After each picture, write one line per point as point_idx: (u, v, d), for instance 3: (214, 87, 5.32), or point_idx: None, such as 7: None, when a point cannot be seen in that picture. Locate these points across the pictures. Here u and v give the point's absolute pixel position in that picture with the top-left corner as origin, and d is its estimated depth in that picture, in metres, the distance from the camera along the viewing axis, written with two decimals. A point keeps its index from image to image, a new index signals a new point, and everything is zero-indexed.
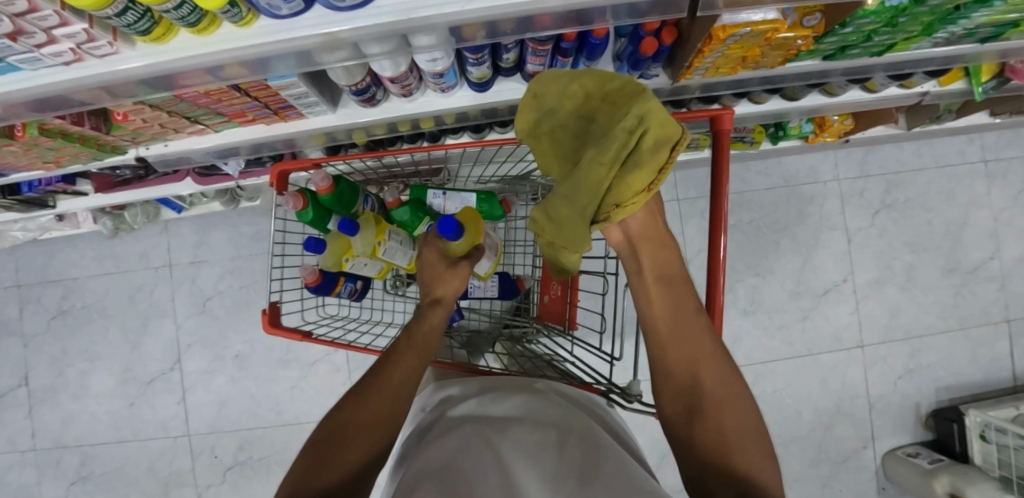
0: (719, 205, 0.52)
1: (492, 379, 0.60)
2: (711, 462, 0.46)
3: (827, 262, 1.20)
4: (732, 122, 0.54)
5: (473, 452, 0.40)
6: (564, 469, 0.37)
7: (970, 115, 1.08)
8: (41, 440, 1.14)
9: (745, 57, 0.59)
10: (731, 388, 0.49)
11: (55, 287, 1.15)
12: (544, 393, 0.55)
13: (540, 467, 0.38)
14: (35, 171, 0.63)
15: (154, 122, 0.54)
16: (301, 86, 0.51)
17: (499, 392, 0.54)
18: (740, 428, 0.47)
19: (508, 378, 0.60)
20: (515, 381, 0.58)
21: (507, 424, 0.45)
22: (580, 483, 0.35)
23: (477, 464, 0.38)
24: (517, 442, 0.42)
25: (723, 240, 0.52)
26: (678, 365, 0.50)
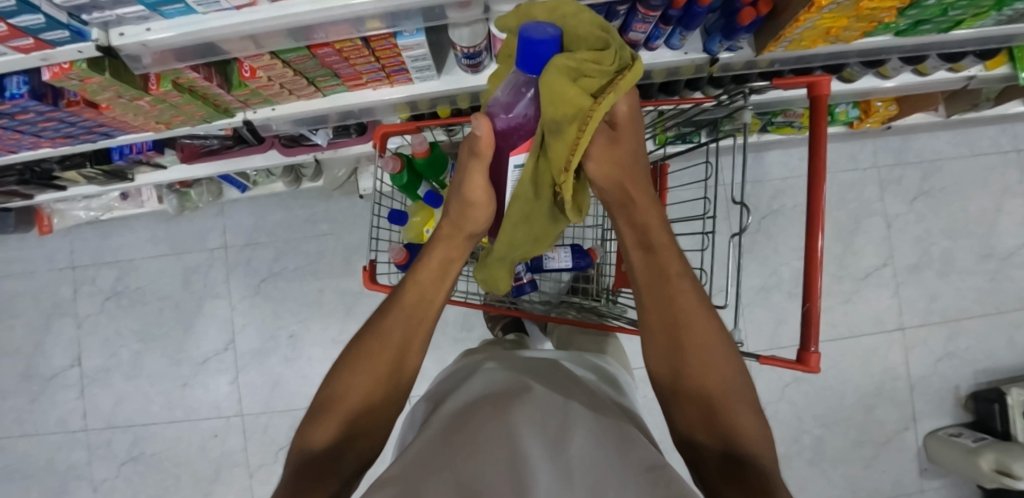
0: (817, 176, 0.53)
1: (511, 355, 0.58)
2: (699, 423, 0.40)
3: (868, 247, 1.23)
4: (830, 88, 0.56)
5: (476, 410, 0.41)
6: (570, 440, 0.35)
7: (1006, 104, 1.13)
8: (92, 420, 1.15)
9: (831, 29, 0.62)
10: (711, 328, 0.44)
11: (110, 268, 1.16)
12: (547, 363, 0.56)
13: (540, 429, 0.36)
14: (141, 134, 0.65)
15: (276, 82, 0.56)
16: (424, 48, 0.54)
17: (514, 366, 0.53)
18: (723, 377, 0.42)
19: (522, 355, 0.58)
20: (530, 358, 0.56)
21: (507, 389, 0.44)
22: (577, 453, 0.33)
23: (475, 429, 0.36)
24: (522, 405, 0.40)
25: (820, 235, 0.52)
26: (669, 319, 0.45)
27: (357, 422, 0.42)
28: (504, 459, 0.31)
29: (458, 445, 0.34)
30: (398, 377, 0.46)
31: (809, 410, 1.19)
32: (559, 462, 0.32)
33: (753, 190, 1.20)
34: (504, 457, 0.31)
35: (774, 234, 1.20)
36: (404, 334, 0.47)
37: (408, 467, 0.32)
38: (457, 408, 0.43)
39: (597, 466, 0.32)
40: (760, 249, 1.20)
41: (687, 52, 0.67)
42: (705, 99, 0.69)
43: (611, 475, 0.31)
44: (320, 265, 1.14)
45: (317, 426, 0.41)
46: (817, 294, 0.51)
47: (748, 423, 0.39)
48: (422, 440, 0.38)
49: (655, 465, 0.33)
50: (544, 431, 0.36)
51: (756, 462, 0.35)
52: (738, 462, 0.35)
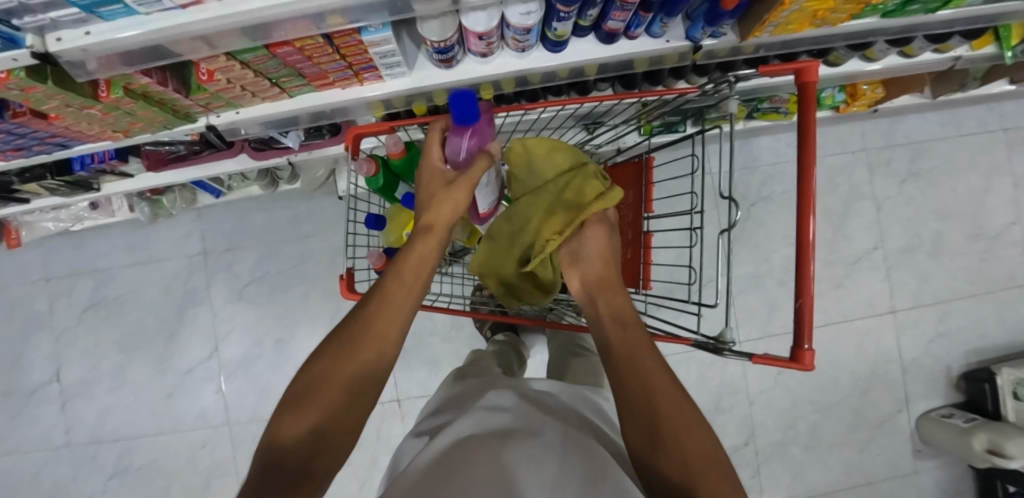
0: (807, 166, 0.51)
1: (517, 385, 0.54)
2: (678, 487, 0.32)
3: (858, 230, 1.22)
4: (817, 74, 0.53)
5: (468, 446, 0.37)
6: (565, 480, 0.32)
7: (993, 83, 1.12)
8: (76, 435, 1.12)
9: (817, 11, 0.59)
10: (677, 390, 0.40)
11: (86, 278, 1.12)
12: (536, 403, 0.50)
13: (536, 467, 0.33)
14: (99, 142, 0.62)
15: (236, 84, 0.53)
16: (391, 43, 0.51)
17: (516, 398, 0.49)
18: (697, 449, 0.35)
19: (525, 387, 0.54)
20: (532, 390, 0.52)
21: (507, 430, 0.40)
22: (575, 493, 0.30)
23: (471, 462, 0.33)
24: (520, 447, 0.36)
25: (812, 233, 0.50)
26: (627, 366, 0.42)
27: (318, 437, 0.35)
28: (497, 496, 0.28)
29: (450, 476, 0.31)
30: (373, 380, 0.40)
31: (802, 396, 1.19)
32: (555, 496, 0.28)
33: (742, 177, 1.19)
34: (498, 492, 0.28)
35: (764, 221, 1.19)
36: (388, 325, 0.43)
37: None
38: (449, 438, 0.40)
39: None
40: (751, 236, 1.19)
41: (669, 39, 0.65)
42: (689, 89, 0.66)
43: None
44: (303, 268, 1.11)
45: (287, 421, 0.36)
46: (810, 288, 0.49)
47: None
48: (405, 473, 0.35)
49: None
50: (505, 489, 0.29)
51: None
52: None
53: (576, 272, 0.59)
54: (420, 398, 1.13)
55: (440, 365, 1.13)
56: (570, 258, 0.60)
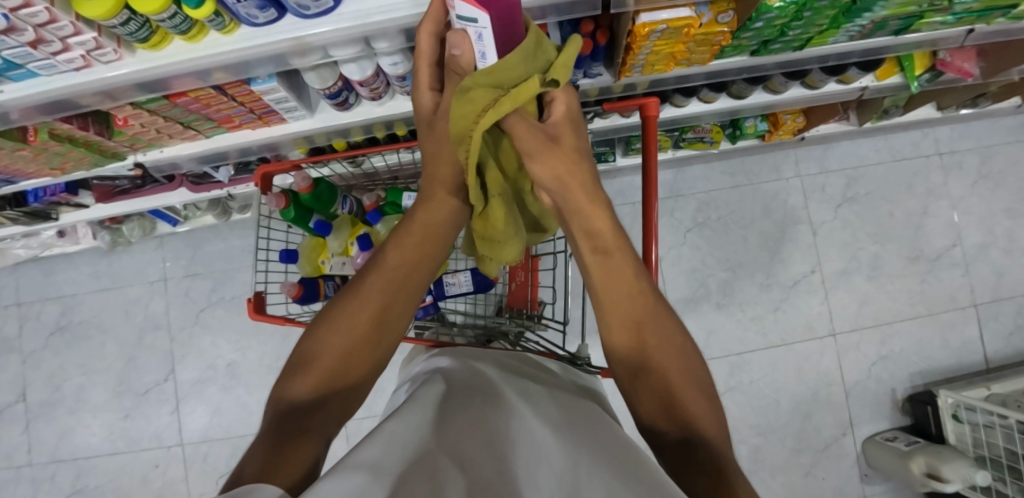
0: (650, 180, 0.56)
1: (474, 354, 0.63)
2: (677, 401, 0.47)
3: (794, 255, 1.26)
4: (658, 109, 0.59)
5: (463, 404, 0.46)
6: (548, 423, 0.44)
7: (917, 109, 1.17)
8: (37, 454, 1.17)
9: (674, 54, 0.65)
10: (667, 325, 0.52)
11: (55, 303, 1.19)
12: (519, 360, 0.63)
13: (528, 424, 0.43)
14: (43, 179, 0.70)
15: (150, 127, 0.61)
16: (281, 91, 0.58)
17: (502, 368, 0.59)
18: (681, 370, 0.49)
19: (501, 356, 0.63)
20: (516, 357, 0.64)
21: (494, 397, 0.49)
22: (555, 433, 0.41)
23: (491, 429, 0.41)
24: (531, 407, 0.47)
25: (655, 248, 0.58)
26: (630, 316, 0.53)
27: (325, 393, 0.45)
28: (493, 444, 0.39)
29: (452, 429, 0.40)
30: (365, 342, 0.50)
31: (745, 419, 1.20)
32: (541, 441, 0.39)
33: (677, 204, 1.26)
34: (486, 443, 0.38)
35: (700, 246, 1.25)
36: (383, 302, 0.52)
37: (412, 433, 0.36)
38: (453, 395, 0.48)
39: (577, 441, 0.40)
40: (687, 261, 1.25)
41: None
42: None
43: (584, 446, 0.39)
44: None
45: (290, 393, 0.45)
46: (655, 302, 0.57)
47: (706, 417, 0.45)
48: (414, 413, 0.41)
49: (616, 442, 0.40)
50: (496, 441, 0.39)
51: (706, 444, 0.42)
52: (697, 445, 0.42)
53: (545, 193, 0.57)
54: (365, 419, 1.17)
55: (385, 387, 1.17)
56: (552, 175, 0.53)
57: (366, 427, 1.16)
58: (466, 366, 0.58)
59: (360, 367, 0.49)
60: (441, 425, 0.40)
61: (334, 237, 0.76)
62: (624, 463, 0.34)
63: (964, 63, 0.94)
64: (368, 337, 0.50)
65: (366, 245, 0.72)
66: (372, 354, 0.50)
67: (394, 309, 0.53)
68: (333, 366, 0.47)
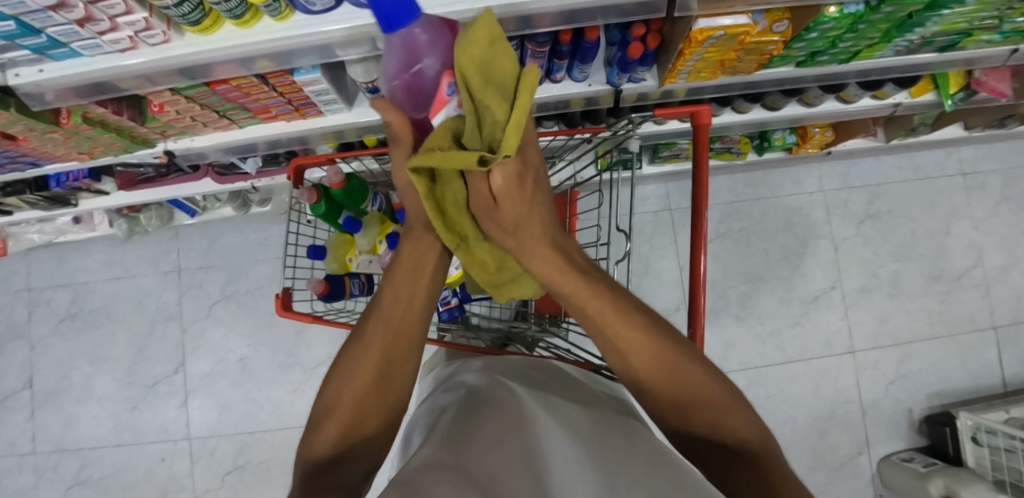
0: (699, 190, 0.56)
1: (504, 367, 0.60)
2: (701, 418, 0.37)
3: (815, 270, 1.25)
4: (710, 117, 0.57)
5: (489, 420, 0.43)
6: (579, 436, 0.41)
7: (944, 128, 1.16)
8: (41, 443, 1.14)
9: (723, 62, 0.64)
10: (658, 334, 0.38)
11: (65, 290, 1.17)
12: (545, 374, 0.59)
13: (559, 432, 0.40)
14: (69, 163, 0.68)
15: (185, 115, 0.60)
16: (323, 82, 0.56)
17: (531, 382, 0.55)
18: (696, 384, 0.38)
19: (527, 370, 0.60)
20: (540, 370, 0.61)
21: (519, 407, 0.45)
22: (588, 445, 0.38)
23: (526, 439, 0.37)
24: (558, 421, 0.44)
25: (705, 255, 0.55)
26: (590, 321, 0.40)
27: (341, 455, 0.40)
28: (526, 451, 0.35)
29: (475, 446, 0.36)
30: (384, 391, 0.43)
31: None
32: (575, 450, 0.36)
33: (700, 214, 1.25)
34: (519, 450, 0.35)
35: (721, 257, 1.24)
36: (385, 352, 0.43)
37: (430, 462, 0.32)
38: (476, 415, 0.44)
39: (615, 451, 0.36)
40: (707, 272, 1.24)
41: (591, 83, 0.69)
42: (597, 129, 0.67)
43: (624, 455, 0.35)
44: (272, 287, 1.15)
45: (312, 451, 0.40)
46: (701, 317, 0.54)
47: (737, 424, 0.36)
48: (431, 444, 0.37)
49: (655, 447, 0.37)
50: (528, 447, 0.36)
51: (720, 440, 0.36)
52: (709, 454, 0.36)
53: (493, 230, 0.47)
54: None
55: None
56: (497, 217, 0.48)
57: None
58: (493, 380, 0.54)
59: (376, 416, 0.43)
60: (460, 446, 0.36)
61: (364, 233, 0.74)
62: (675, 472, 0.30)
63: (999, 84, 0.94)
64: (380, 385, 0.43)
65: (396, 243, 0.70)
66: (388, 401, 0.44)
67: (401, 358, 0.44)
68: (348, 417, 0.41)
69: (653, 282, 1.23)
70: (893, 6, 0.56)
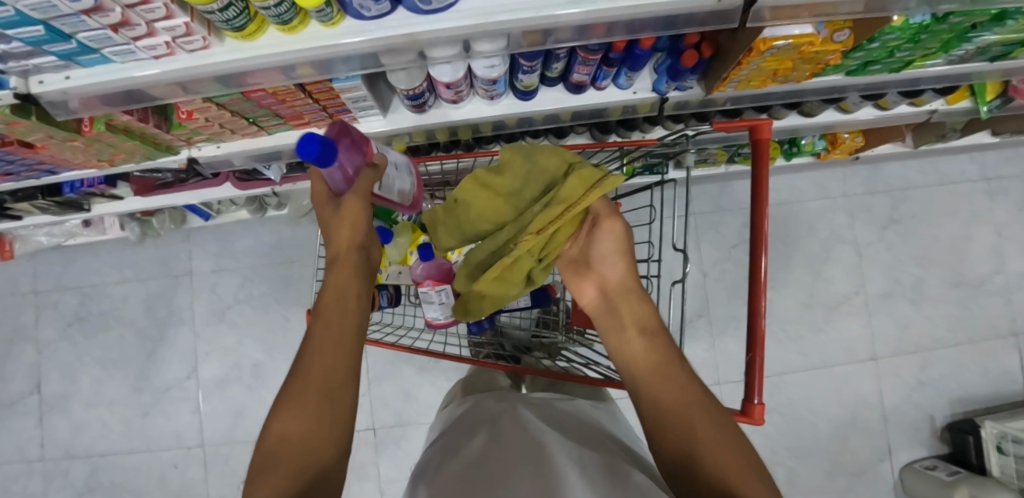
0: (761, 207, 0.52)
1: (520, 406, 0.52)
2: (702, 456, 0.36)
3: (838, 275, 1.23)
4: (771, 132, 0.55)
5: (496, 466, 0.35)
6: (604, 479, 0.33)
7: (972, 134, 1.13)
8: (50, 449, 1.12)
9: (776, 71, 0.61)
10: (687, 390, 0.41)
11: (73, 293, 1.14)
12: (565, 414, 0.52)
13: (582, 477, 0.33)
14: (86, 169, 0.65)
15: (214, 122, 0.56)
16: (362, 89, 0.53)
17: (550, 421, 0.48)
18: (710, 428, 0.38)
19: (543, 408, 0.53)
20: (560, 412, 0.53)
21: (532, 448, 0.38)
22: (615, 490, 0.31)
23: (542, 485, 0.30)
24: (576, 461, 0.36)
25: (764, 270, 0.52)
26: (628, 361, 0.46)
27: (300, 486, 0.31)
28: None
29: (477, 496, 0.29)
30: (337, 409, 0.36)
31: (781, 440, 1.18)
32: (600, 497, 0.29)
33: (723, 218, 1.23)
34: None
35: (745, 262, 1.22)
36: (336, 368, 0.37)
37: None
38: (483, 460, 0.37)
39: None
40: (730, 278, 1.22)
41: (636, 90, 0.66)
42: (649, 141, 0.65)
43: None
44: (286, 292, 1.12)
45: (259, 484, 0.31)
46: (761, 342, 0.51)
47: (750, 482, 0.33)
48: None
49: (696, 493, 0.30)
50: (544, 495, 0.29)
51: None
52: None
53: (587, 281, 0.51)
54: (394, 427, 1.13)
55: (416, 395, 1.14)
56: (580, 263, 0.52)
57: (395, 436, 1.13)
58: (506, 418, 0.47)
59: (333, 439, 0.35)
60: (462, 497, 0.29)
61: (394, 243, 0.71)
62: None
63: None
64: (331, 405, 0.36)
65: (428, 255, 0.67)
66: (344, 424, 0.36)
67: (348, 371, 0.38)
68: (300, 446, 0.33)
69: (675, 287, 1.21)
70: (961, 17, 0.54)
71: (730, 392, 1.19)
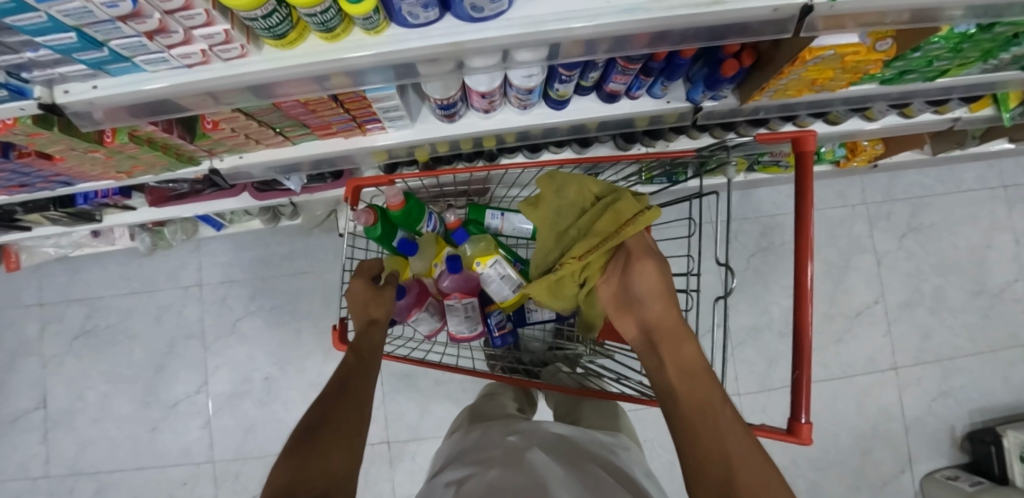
0: (805, 219, 0.50)
1: (527, 432, 0.49)
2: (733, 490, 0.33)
3: (858, 284, 1.22)
4: (815, 143, 0.53)
5: None
6: None
7: (992, 143, 1.13)
8: (54, 467, 1.08)
9: (815, 80, 0.60)
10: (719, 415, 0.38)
11: (79, 305, 1.11)
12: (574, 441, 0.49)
13: None
14: (103, 181, 0.63)
15: (240, 132, 0.54)
16: (394, 99, 0.52)
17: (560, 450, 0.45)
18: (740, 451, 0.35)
19: (551, 434, 0.49)
20: (569, 436, 0.50)
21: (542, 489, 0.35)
22: None
23: None
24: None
25: (812, 285, 0.50)
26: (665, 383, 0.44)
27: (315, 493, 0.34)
28: None
29: None
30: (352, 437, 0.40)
31: (802, 452, 1.16)
32: None
33: (741, 227, 1.21)
34: None
35: (764, 271, 1.20)
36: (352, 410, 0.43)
37: None
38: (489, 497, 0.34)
39: None
40: (749, 287, 1.20)
41: (669, 101, 0.65)
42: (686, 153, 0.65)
43: None
44: (299, 303, 1.10)
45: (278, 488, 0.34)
46: (809, 359, 0.49)
47: None
48: None
49: None
50: None
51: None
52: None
53: (631, 316, 0.52)
54: (410, 442, 1.11)
55: (432, 409, 1.12)
56: (624, 301, 0.53)
57: (410, 450, 1.10)
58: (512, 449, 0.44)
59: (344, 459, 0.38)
60: None
61: (420, 255, 0.70)
62: None
63: None
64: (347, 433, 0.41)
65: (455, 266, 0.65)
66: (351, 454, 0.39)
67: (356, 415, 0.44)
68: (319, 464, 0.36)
69: (694, 296, 1.20)
70: (1006, 27, 0.53)
71: (750, 403, 1.18)
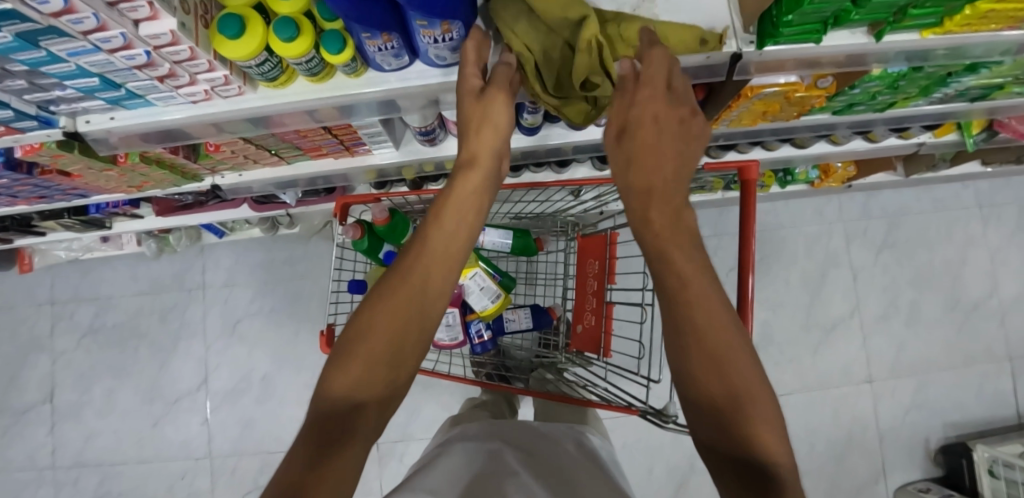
0: (748, 242, 0.55)
1: (499, 424, 0.57)
2: None
3: (835, 297, 1.26)
4: (758, 172, 0.59)
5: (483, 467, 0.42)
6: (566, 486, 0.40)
7: (964, 164, 1.17)
8: (60, 457, 1.14)
9: (765, 111, 0.65)
10: None
11: (89, 305, 1.18)
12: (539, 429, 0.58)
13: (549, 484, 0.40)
14: (115, 194, 0.69)
15: (240, 153, 0.61)
16: (378, 127, 0.57)
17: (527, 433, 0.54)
18: None
19: (517, 425, 0.58)
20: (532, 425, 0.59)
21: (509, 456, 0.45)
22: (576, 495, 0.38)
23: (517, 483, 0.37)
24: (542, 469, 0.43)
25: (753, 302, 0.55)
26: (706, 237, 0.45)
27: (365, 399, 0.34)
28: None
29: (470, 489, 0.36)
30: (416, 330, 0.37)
31: None
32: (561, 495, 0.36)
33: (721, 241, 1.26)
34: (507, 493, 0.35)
35: None
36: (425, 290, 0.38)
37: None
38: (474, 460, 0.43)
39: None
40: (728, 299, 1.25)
41: None
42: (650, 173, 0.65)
43: None
44: (296, 306, 1.16)
45: (333, 383, 0.34)
46: None
47: None
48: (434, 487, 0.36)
49: None
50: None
51: None
52: None
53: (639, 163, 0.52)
54: (398, 441, 1.16)
55: (420, 410, 1.17)
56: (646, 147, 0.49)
57: (399, 450, 1.15)
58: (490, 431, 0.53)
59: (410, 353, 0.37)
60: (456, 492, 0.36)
61: None
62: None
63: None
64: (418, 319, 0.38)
65: None
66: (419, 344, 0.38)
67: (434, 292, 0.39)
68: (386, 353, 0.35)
69: None
70: (936, 67, 0.57)
71: None
